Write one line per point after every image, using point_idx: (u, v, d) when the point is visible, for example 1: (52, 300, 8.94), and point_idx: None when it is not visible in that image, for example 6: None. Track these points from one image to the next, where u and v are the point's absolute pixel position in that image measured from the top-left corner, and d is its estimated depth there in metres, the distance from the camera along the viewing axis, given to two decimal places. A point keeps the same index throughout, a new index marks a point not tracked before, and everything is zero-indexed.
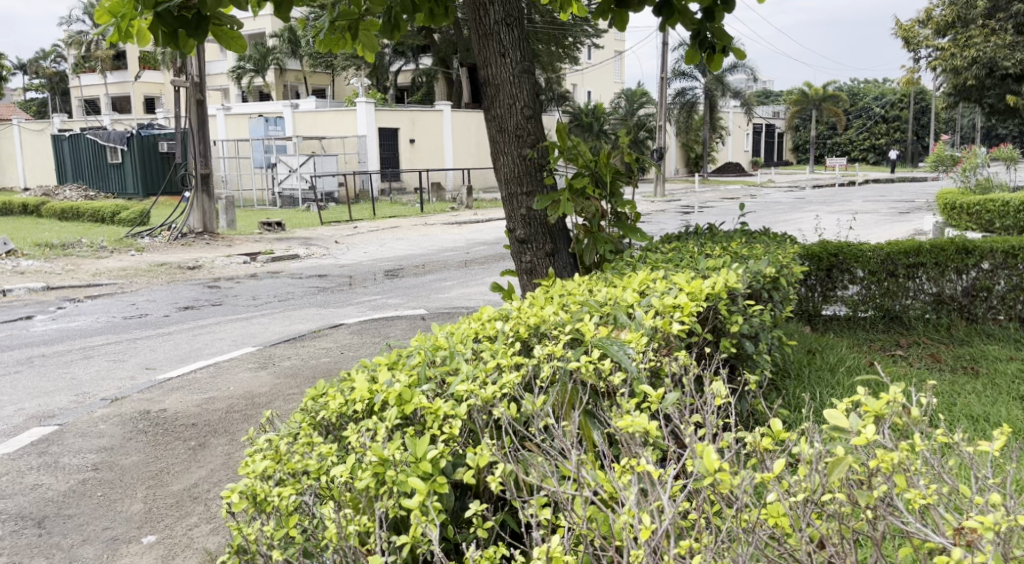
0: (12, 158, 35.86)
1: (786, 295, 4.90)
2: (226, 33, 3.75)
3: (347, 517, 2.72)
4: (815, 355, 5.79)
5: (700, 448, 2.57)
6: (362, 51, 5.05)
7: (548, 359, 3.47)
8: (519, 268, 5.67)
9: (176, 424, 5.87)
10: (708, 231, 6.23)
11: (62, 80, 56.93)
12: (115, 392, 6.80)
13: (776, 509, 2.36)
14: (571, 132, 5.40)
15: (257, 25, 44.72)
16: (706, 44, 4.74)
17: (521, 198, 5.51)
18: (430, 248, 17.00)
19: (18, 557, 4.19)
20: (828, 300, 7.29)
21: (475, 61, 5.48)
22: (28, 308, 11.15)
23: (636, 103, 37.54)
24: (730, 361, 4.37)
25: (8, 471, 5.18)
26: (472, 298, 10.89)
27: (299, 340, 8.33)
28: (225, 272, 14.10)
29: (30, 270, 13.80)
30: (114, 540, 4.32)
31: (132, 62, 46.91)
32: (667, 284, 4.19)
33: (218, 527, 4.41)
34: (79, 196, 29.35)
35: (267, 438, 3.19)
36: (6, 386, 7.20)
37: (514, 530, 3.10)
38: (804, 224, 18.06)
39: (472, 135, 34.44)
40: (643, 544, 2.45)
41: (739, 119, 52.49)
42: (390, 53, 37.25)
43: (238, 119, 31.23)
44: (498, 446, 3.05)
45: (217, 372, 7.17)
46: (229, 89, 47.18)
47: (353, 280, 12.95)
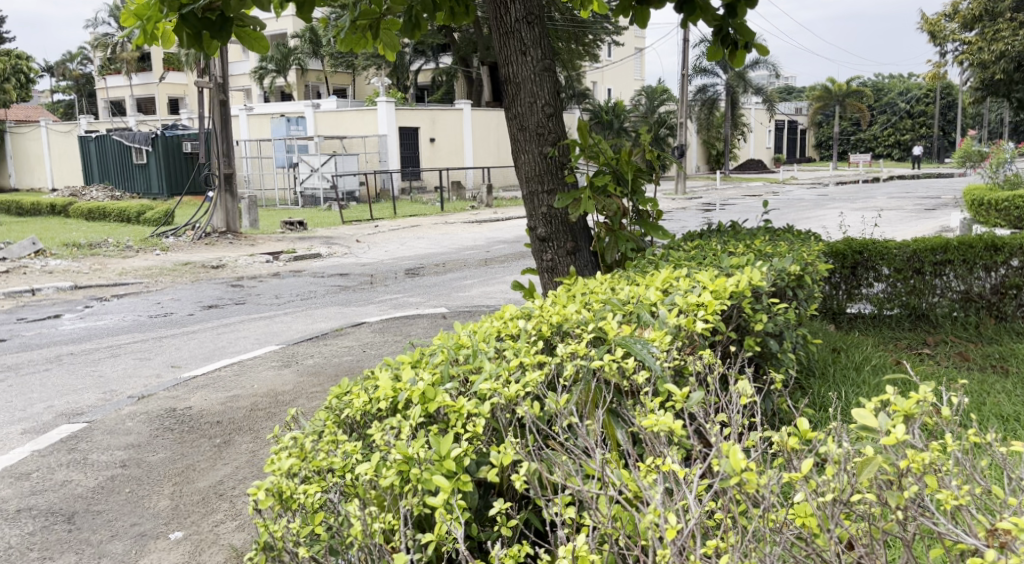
0: (40, 158, 36.21)
1: (811, 293, 4.84)
2: (248, 34, 3.79)
3: (372, 513, 2.73)
4: (840, 354, 5.74)
5: (727, 446, 2.57)
6: (383, 50, 5.08)
7: (571, 359, 3.46)
8: (540, 267, 5.67)
9: (201, 422, 5.91)
10: (731, 228, 6.16)
11: (88, 82, 57.51)
12: (141, 389, 6.86)
13: (803, 509, 2.35)
14: (592, 130, 5.40)
15: (279, 25, 44.96)
16: (728, 40, 4.71)
17: (542, 197, 5.52)
18: (451, 246, 17.02)
19: (48, 552, 4.24)
20: (852, 298, 7.25)
21: (496, 60, 5.50)
22: (56, 307, 11.25)
23: (656, 100, 37.40)
24: (754, 361, 4.36)
25: (37, 468, 5.23)
26: (493, 297, 10.89)
27: (322, 338, 8.35)
28: (249, 271, 14.17)
29: (58, 270, 13.92)
30: (143, 535, 4.37)
31: (156, 64, 47.28)
32: (690, 282, 4.16)
33: (244, 523, 4.44)
34: (105, 196, 29.63)
35: (292, 436, 3.20)
36: (36, 383, 7.28)
37: (538, 527, 3.09)
38: (828, 222, 17.97)
39: (492, 134, 34.47)
40: (669, 544, 2.44)
41: (762, 115, 52.21)
42: (410, 53, 37.40)
43: (260, 119, 31.43)
44: (522, 444, 3.06)
45: (241, 370, 7.21)
46: (252, 89, 47.45)
47: (375, 279, 12.97)
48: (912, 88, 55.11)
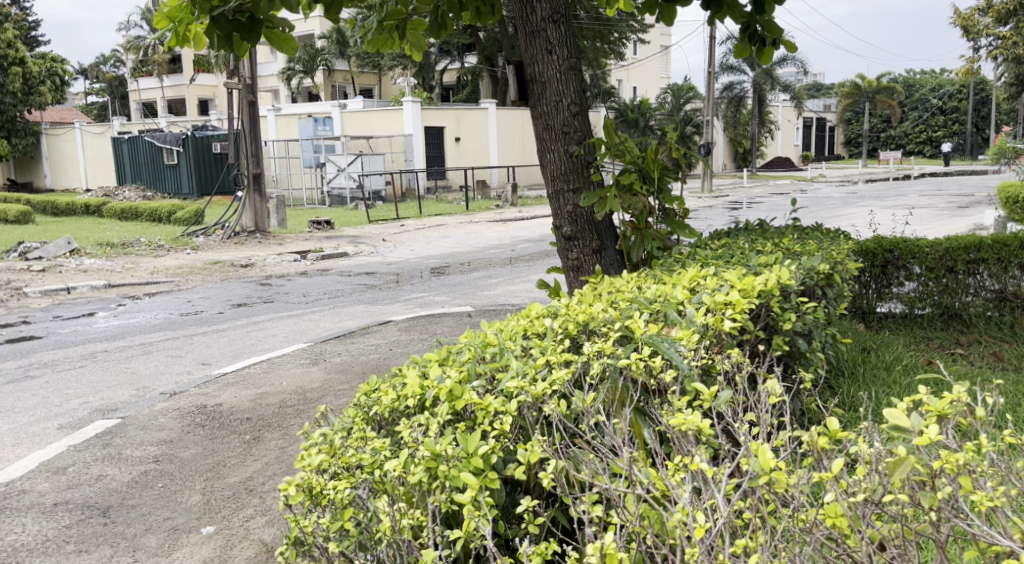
0: (74, 159, 36.67)
1: (840, 292, 4.78)
2: (278, 35, 3.81)
3: (401, 510, 2.76)
4: (870, 354, 5.68)
5: (756, 446, 2.57)
6: (409, 50, 5.10)
7: (597, 357, 3.47)
8: (566, 266, 5.67)
9: (231, 419, 5.97)
10: (758, 227, 6.12)
11: (121, 84, 58.31)
12: (173, 386, 6.94)
13: (834, 510, 2.33)
14: (617, 128, 5.39)
15: (306, 26, 45.32)
16: (756, 37, 4.67)
17: (567, 195, 5.52)
18: (476, 245, 17.04)
19: (84, 545, 4.31)
20: (882, 298, 7.19)
21: (522, 58, 5.51)
22: (90, 305, 11.43)
23: (682, 97, 37.26)
24: (782, 360, 4.33)
25: (73, 463, 5.31)
26: (518, 296, 10.89)
27: (348, 337, 8.37)
28: (277, 269, 14.31)
29: (91, 269, 14.10)
30: (175, 530, 4.42)
31: (187, 65, 47.78)
32: (717, 280, 4.14)
33: (274, 519, 4.47)
34: (137, 196, 29.98)
35: (321, 433, 3.23)
36: (71, 380, 7.40)
37: (565, 526, 3.10)
38: (856, 220, 17.79)
39: (517, 133, 34.49)
40: (698, 543, 2.45)
41: (790, 112, 51.83)
42: (435, 53, 37.55)
43: (288, 120, 31.66)
44: (550, 443, 3.06)
45: (270, 367, 7.29)
46: (280, 90, 47.83)
47: (401, 277, 13.05)
48: (945, 84, 54.43)
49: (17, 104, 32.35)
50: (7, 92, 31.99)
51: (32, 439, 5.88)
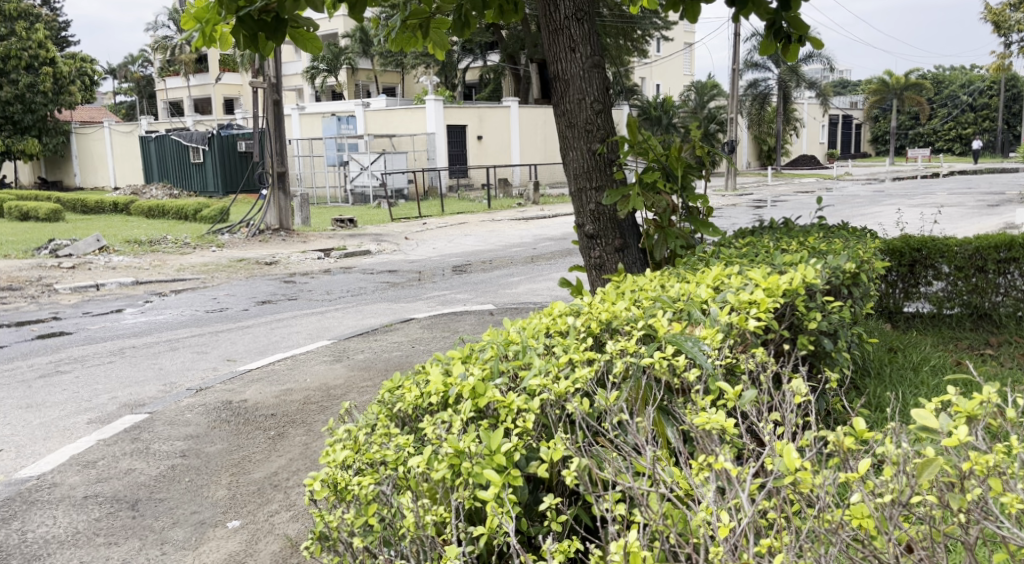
0: (102, 157, 37.06)
1: (867, 292, 4.74)
2: (302, 35, 3.84)
3: (425, 507, 2.77)
4: (897, 354, 5.63)
5: (782, 445, 2.56)
6: (433, 49, 5.11)
7: (621, 355, 3.46)
8: (588, 264, 5.66)
9: (257, 415, 6.02)
10: (783, 225, 6.07)
11: (149, 83, 58.91)
12: (199, 382, 7.01)
13: (861, 511, 2.32)
14: (641, 126, 5.38)
15: (330, 26, 45.54)
16: (782, 34, 4.64)
17: (590, 193, 5.51)
18: (498, 243, 17.04)
19: (113, 538, 4.35)
20: (909, 298, 7.13)
21: (545, 57, 5.51)
22: (119, 301, 11.55)
23: (706, 95, 37.10)
24: (808, 359, 4.29)
25: (103, 457, 5.37)
26: (540, 294, 10.89)
27: (371, 334, 8.41)
28: (301, 267, 14.39)
29: (120, 266, 14.26)
30: (202, 524, 4.46)
31: (212, 65, 48.17)
32: (742, 279, 4.12)
33: (298, 514, 4.50)
34: (164, 194, 30.25)
35: (346, 429, 3.25)
36: (100, 375, 7.49)
37: (588, 524, 3.09)
38: (883, 218, 17.63)
39: (540, 131, 34.47)
40: (722, 542, 2.45)
41: (815, 110, 51.49)
42: (458, 51, 37.62)
43: (312, 119, 31.84)
44: (573, 441, 3.06)
45: (294, 364, 7.33)
46: (304, 89, 48.13)
47: (423, 275, 13.10)
48: (975, 80, 53.68)
49: (48, 104, 32.71)
50: (38, 91, 32.35)
51: (61, 433, 5.95)
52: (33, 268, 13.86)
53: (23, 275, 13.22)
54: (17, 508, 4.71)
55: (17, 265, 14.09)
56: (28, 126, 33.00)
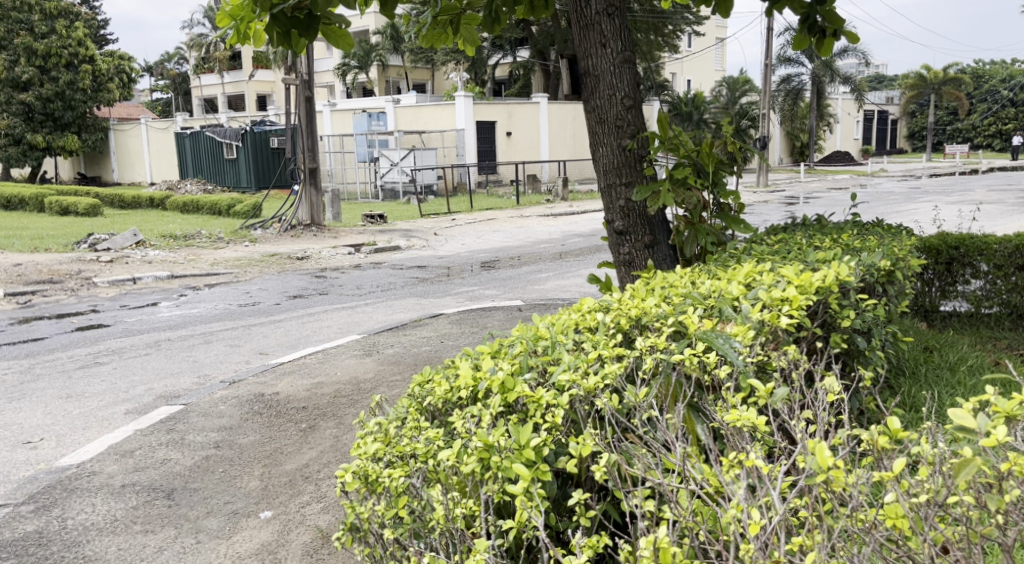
0: (139, 153, 37.56)
1: (903, 290, 4.67)
2: (334, 32, 3.80)
3: (455, 500, 2.79)
4: (933, 353, 5.57)
5: (814, 444, 2.54)
6: (463, 45, 5.10)
7: (650, 352, 3.45)
8: (617, 260, 5.64)
9: (288, 408, 6.07)
10: (816, 222, 6.01)
11: (184, 80, 59.57)
12: (232, 374, 7.09)
13: (895, 510, 2.30)
14: (671, 122, 5.34)
15: (361, 22, 45.78)
16: (816, 28, 4.58)
17: (619, 189, 5.49)
18: (527, 239, 17.05)
19: (150, 526, 4.41)
20: (946, 296, 7.06)
21: (576, 52, 5.50)
22: (155, 295, 11.70)
23: (738, 90, 36.86)
24: (841, 357, 4.25)
25: (140, 446, 5.44)
26: (568, 290, 10.87)
27: (401, 329, 8.45)
28: (332, 262, 14.48)
29: (156, 260, 14.44)
30: (235, 514, 4.51)
31: (246, 62, 48.66)
32: (774, 276, 4.08)
33: (330, 506, 4.52)
34: (198, 189, 30.63)
35: (377, 422, 3.27)
36: (136, 367, 7.60)
37: (618, 519, 3.08)
38: (919, 215, 17.40)
39: (569, 126, 34.39)
40: (753, 538, 2.43)
41: (850, 105, 50.94)
42: (488, 47, 37.65)
43: (343, 115, 32.04)
44: (602, 437, 3.06)
45: (324, 358, 7.39)
46: (335, 85, 48.41)
47: (452, 271, 13.12)
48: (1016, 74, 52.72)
49: (87, 101, 33.20)
50: (78, 88, 32.81)
51: (100, 423, 6.05)
52: (73, 262, 14.08)
53: (62, 268, 13.45)
54: (58, 495, 4.79)
55: (57, 258, 14.33)
56: (68, 122, 33.57)
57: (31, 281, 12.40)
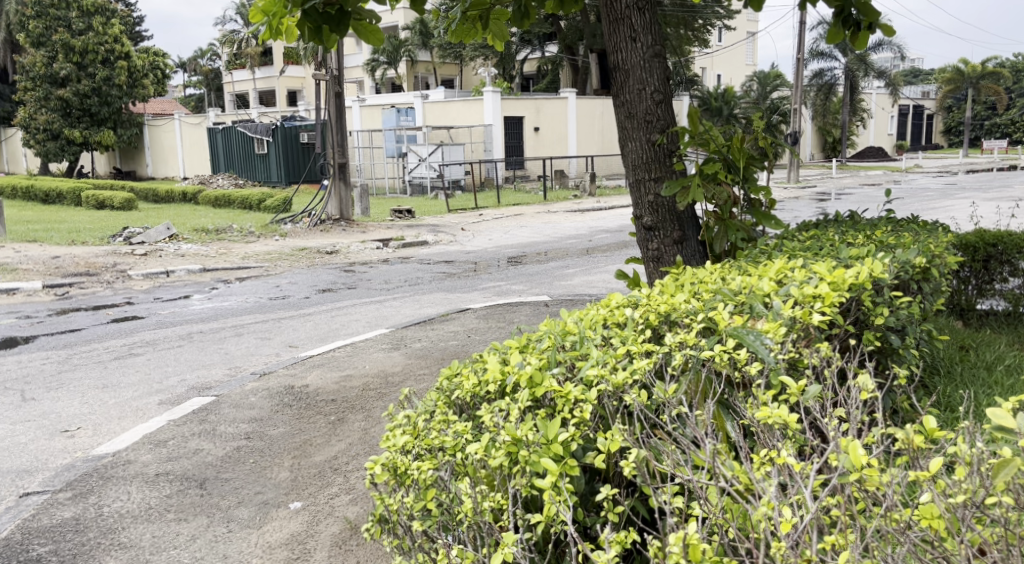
0: (172, 149, 37.93)
1: (938, 287, 4.60)
2: (366, 28, 3.80)
3: (483, 493, 2.79)
4: (969, 352, 5.49)
5: (849, 442, 2.51)
6: (492, 41, 5.08)
7: (679, 347, 3.42)
8: (646, 256, 5.61)
9: (318, 400, 6.10)
10: (850, 218, 5.92)
11: (216, 76, 60.07)
12: (262, 366, 7.15)
13: (930, 510, 2.28)
14: (701, 116, 5.25)
15: (391, 18, 45.91)
16: (850, 21, 4.53)
17: (649, 184, 5.46)
18: (554, 235, 17.04)
19: (183, 514, 4.46)
20: (983, 294, 6.93)
21: (605, 46, 5.48)
22: (187, 288, 11.81)
23: (769, 85, 36.57)
24: (874, 355, 4.18)
25: (173, 436, 5.50)
26: (595, 286, 10.85)
27: (429, 323, 8.47)
28: (360, 256, 14.56)
29: (189, 253, 14.58)
30: (266, 504, 4.54)
31: (277, 58, 49.00)
32: (806, 273, 4.03)
33: (358, 497, 4.54)
34: (230, 184, 30.92)
35: (406, 415, 3.28)
36: (169, 358, 7.68)
37: (647, 515, 3.05)
38: (956, 212, 17.20)
39: (597, 122, 34.26)
40: (784, 538, 2.41)
41: (884, 100, 50.41)
42: (517, 42, 37.65)
43: (372, 110, 32.17)
44: (630, 432, 3.04)
45: (353, 351, 7.43)
46: (365, 81, 48.61)
47: (479, 266, 13.14)
48: None
49: (123, 96, 33.54)
50: (114, 85, 33.12)
51: (134, 413, 6.12)
52: (108, 254, 14.25)
53: (99, 261, 13.61)
54: (94, 483, 4.84)
55: (93, 251, 14.52)
56: (104, 118, 33.95)
57: (69, 273, 12.58)
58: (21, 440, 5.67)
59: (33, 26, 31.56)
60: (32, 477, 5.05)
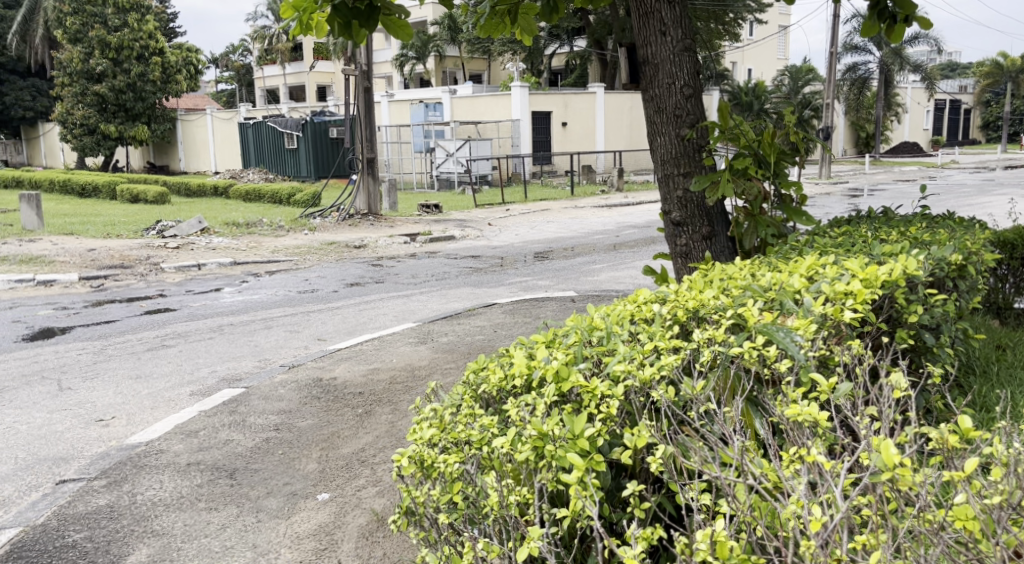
0: (204, 143, 38.26)
1: (974, 284, 4.52)
2: (394, 24, 3.82)
3: (509, 487, 2.78)
4: (1005, 352, 5.38)
5: (880, 440, 2.48)
6: (521, 35, 5.06)
7: (708, 343, 3.38)
8: (674, 252, 5.56)
9: (345, 393, 6.12)
10: (884, 214, 5.82)
11: (248, 72, 60.48)
12: (292, 359, 7.20)
13: (964, 511, 2.24)
14: (731, 111, 5.19)
15: (419, 13, 45.95)
16: (886, 13, 4.45)
17: (677, 179, 5.41)
18: (582, 230, 16.96)
19: (214, 503, 4.49)
20: (1020, 293, 6.83)
21: (634, 40, 5.43)
22: (218, 281, 11.91)
23: (801, 80, 36.14)
24: (908, 353, 4.10)
25: (205, 426, 5.54)
26: (623, 282, 10.81)
27: (455, 317, 8.49)
28: (388, 251, 14.60)
29: (220, 246, 14.71)
30: (294, 495, 4.56)
31: (307, 53, 49.26)
32: (838, 269, 3.98)
33: (385, 490, 4.54)
34: (260, 178, 31.22)
35: (432, 407, 3.27)
36: (200, 350, 7.74)
37: (673, 512, 3.02)
38: (993, 209, 16.92)
39: (626, 116, 34.08)
40: (814, 536, 2.37)
41: (920, 95, 49.74)
42: (545, 37, 37.54)
43: (400, 106, 32.23)
44: (658, 428, 3.00)
45: (380, 344, 7.45)
46: (394, 76, 48.72)
47: (505, 261, 13.13)
48: None
49: (157, 92, 33.83)
50: (148, 80, 33.42)
51: (167, 403, 6.17)
52: (142, 247, 14.41)
53: (133, 254, 13.77)
54: (128, 471, 4.90)
55: (128, 244, 14.69)
56: (139, 113, 34.27)
57: (103, 265, 12.73)
58: (57, 428, 5.75)
59: (71, 22, 32.08)
60: (68, 464, 5.11)
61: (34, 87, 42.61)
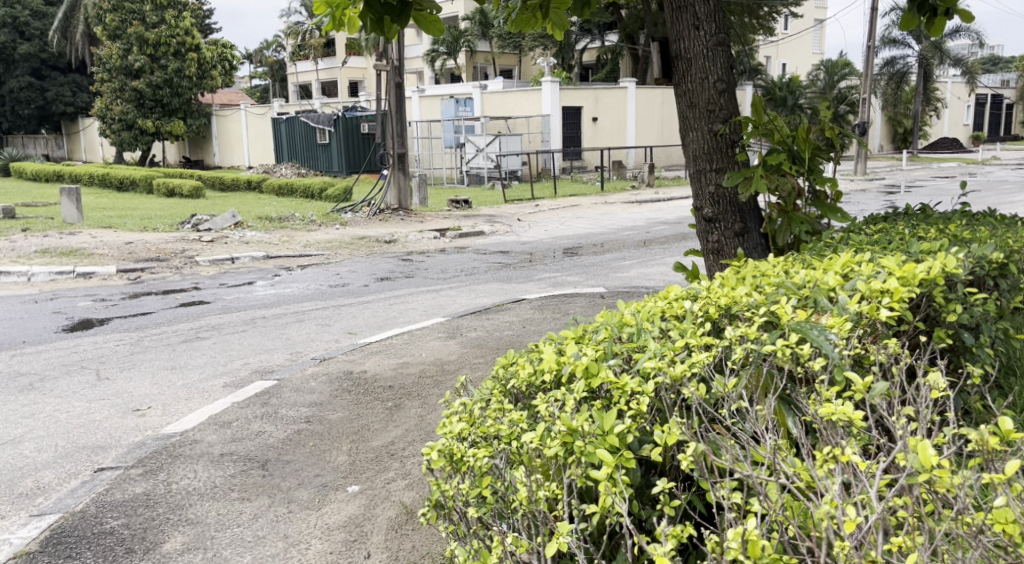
0: (238, 138, 38.62)
1: (1016, 284, 4.42)
2: (425, 18, 3.78)
3: (538, 483, 2.77)
4: None
5: (917, 441, 2.44)
6: (552, 29, 5.02)
7: (740, 341, 3.33)
8: (705, 248, 5.52)
9: (376, 386, 6.14)
10: (922, 212, 5.71)
11: (282, 67, 60.85)
12: (322, 352, 7.23)
13: (1004, 514, 2.20)
14: (765, 106, 5.13)
15: (451, 9, 46.00)
16: (926, 7, 4.36)
17: (709, 175, 5.37)
18: (612, 226, 16.88)
19: (246, 494, 4.53)
20: None
21: (668, 35, 5.38)
22: (252, 274, 12.01)
23: (836, 74, 35.66)
24: (946, 353, 4.02)
25: (238, 417, 5.59)
26: (653, 278, 10.73)
27: (484, 313, 8.47)
28: (418, 246, 14.63)
29: (253, 240, 14.83)
30: (324, 486, 4.58)
31: (339, 48, 49.52)
32: (874, 267, 3.91)
33: (414, 483, 4.55)
34: (292, 173, 31.48)
35: (462, 401, 3.26)
36: (232, 342, 7.81)
37: (703, 510, 2.98)
38: None
39: (658, 112, 33.83)
40: (848, 537, 2.33)
41: (960, 89, 49.00)
42: (577, 31, 37.43)
43: (431, 101, 32.28)
44: (689, 426, 2.97)
45: (410, 338, 7.47)
46: (425, 71, 48.86)
47: (535, 256, 13.11)
48: None
49: (193, 87, 34.19)
50: (184, 76, 33.78)
51: (201, 394, 6.23)
52: (177, 240, 14.57)
53: (168, 247, 13.91)
54: (163, 460, 4.95)
55: (163, 237, 14.86)
56: (175, 108, 34.67)
57: (140, 258, 12.89)
58: (95, 417, 5.81)
59: (110, 19, 32.38)
60: (106, 452, 5.18)
61: (74, 83, 43.27)
